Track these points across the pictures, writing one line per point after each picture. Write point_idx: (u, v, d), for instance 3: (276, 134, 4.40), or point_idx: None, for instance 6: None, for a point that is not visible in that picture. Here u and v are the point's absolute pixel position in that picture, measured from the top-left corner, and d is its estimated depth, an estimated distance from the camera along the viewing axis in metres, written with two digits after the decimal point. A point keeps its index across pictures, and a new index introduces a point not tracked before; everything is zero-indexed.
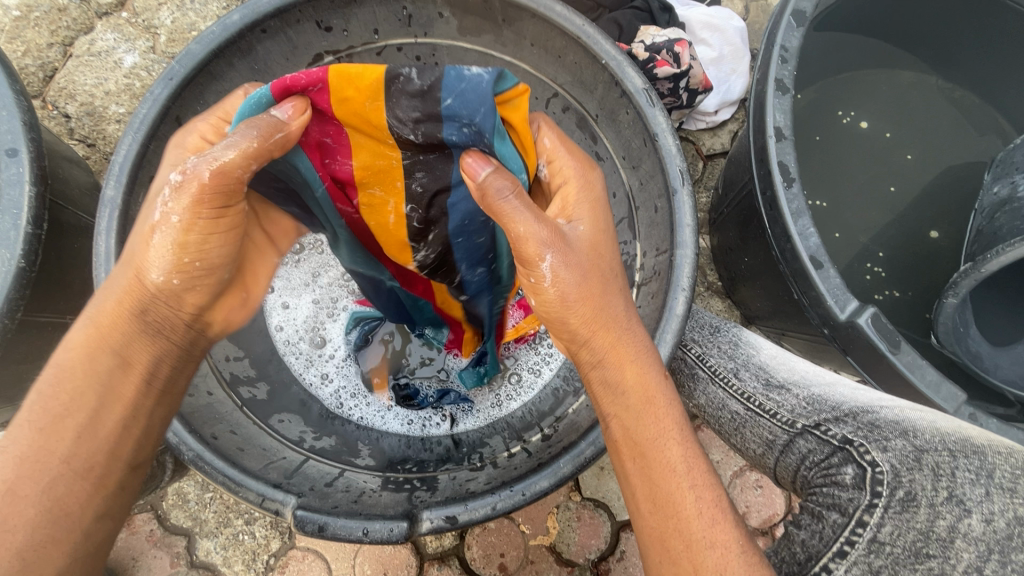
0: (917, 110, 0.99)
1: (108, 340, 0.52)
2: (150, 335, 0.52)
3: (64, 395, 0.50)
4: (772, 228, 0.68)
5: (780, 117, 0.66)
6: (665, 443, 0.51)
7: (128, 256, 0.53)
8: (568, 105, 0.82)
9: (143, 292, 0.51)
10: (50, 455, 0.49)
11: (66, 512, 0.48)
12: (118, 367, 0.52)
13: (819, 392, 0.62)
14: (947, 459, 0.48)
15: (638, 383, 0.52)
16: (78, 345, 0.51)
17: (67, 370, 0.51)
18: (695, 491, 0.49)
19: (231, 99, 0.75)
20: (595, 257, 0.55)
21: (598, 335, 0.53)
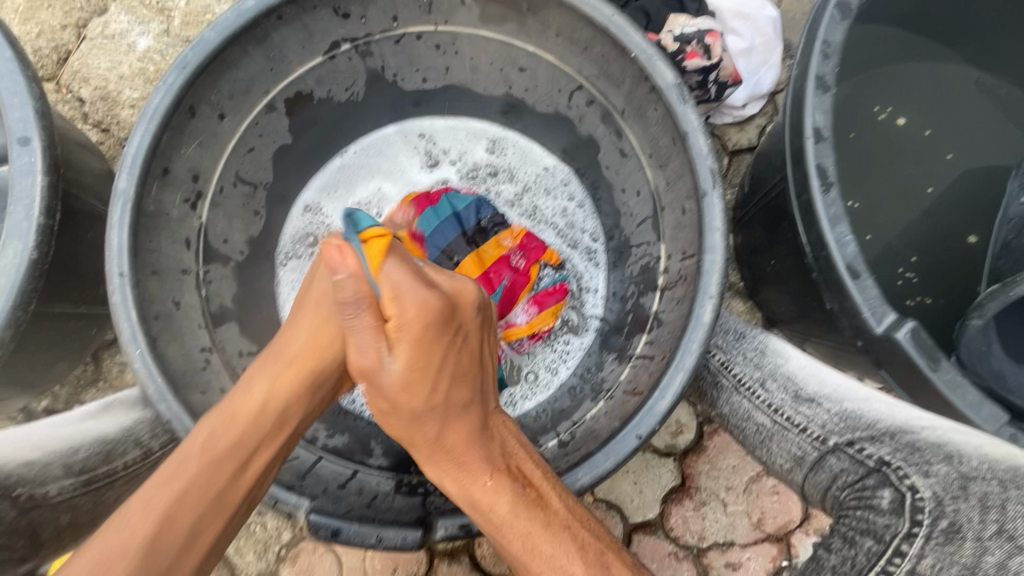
0: (958, 106, 0.94)
1: (280, 398, 0.56)
2: (313, 399, 0.59)
3: (230, 438, 0.54)
4: (806, 234, 0.65)
5: (819, 117, 0.63)
6: (502, 521, 0.54)
7: (304, 321, 0.58)
8: (593, 99, 0.78)
9: (326, 359, 0.57)
10: (205, 492, 0.52)
11: (200, 538, 0.51)
12: (274, 428, 0.56)
13: (853, 408, 0.60)
14: (997, 491, 0.46)
15: (466, 451, 0.57)
16: (255, 399, 0.55)
17: (235, 418, 0.55)
18: (540, 563, 0.52)
19: (245, 88, 0.73)
20: (416, 368, 0.55)
21: (399, 433, 0.59)
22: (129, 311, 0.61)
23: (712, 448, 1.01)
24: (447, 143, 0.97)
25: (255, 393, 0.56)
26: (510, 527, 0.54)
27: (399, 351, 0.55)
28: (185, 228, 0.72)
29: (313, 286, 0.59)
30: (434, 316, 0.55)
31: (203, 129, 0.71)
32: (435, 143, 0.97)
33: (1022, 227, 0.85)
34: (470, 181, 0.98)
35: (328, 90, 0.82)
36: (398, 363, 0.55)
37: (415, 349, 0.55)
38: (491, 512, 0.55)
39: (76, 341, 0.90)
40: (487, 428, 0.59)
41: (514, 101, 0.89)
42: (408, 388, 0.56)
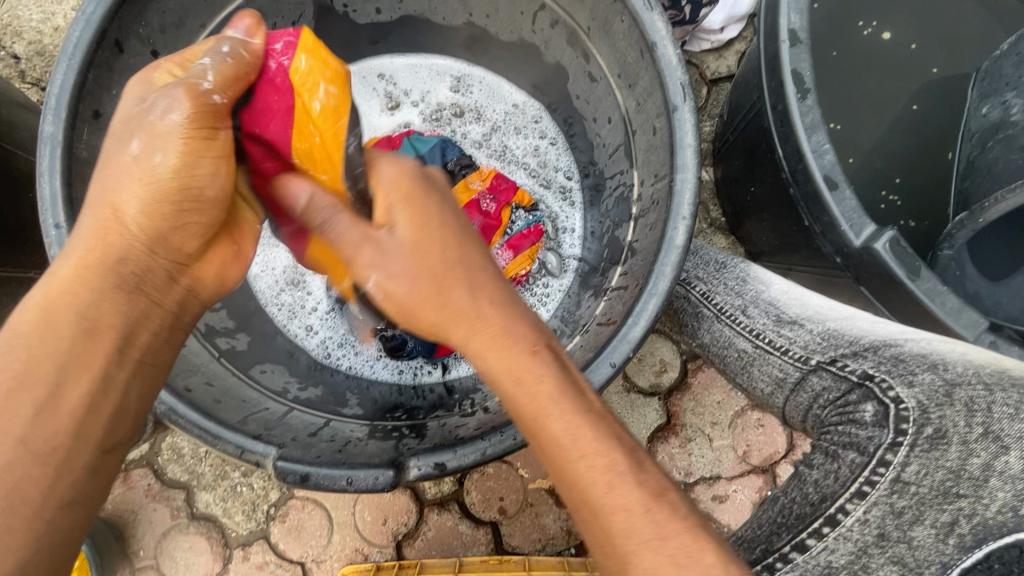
0: (946, 16, 0.88)
1: (69, 296, 0.45)
2: (131, 299, 0.47)
3: (20, 363, 0.43)
4: (782, 147, 0.62)
5: (795, 18, 0.58)
6: (549, 411, 0.44)
7: (91, 198, 0.47)
8: (558, 19, 0.73)
9: (123, 229, 0.46)
10: (1, 434, 0.41)
11: (26, 499, 0.41)
12: (84, 335, 0.45)
13: (835, 326, 0.58)
14: (982, 394, 0.43)
15: (503, 355, 0.46)
16: (35, 303, 0.45)
17: (25, 339, 0.44)
18: (584, 460, 0.43)
19: (178, 22, 0.67)
20: (420, 220, 0.48)
21: (438, 307, 0.48)
22: None
23: (696, 385, 1.01)
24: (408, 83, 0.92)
25: (35, 294, 0.46)
26: (545, 407, 0.44)
27: (389, 193, 0.49)
28: None
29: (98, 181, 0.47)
30: (413, 178, 0.51)
31: (136, 68, 0.66)
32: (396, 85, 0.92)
33: (986, 143, 0.79)
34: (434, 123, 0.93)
35: (273, 23, 0.76)
36: (390, 202, 0.49)
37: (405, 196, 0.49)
38: (533, 393, 0.45)
39: None
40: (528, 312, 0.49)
41: (476, 30, 0.84)
42: (419, 248, 0.48)
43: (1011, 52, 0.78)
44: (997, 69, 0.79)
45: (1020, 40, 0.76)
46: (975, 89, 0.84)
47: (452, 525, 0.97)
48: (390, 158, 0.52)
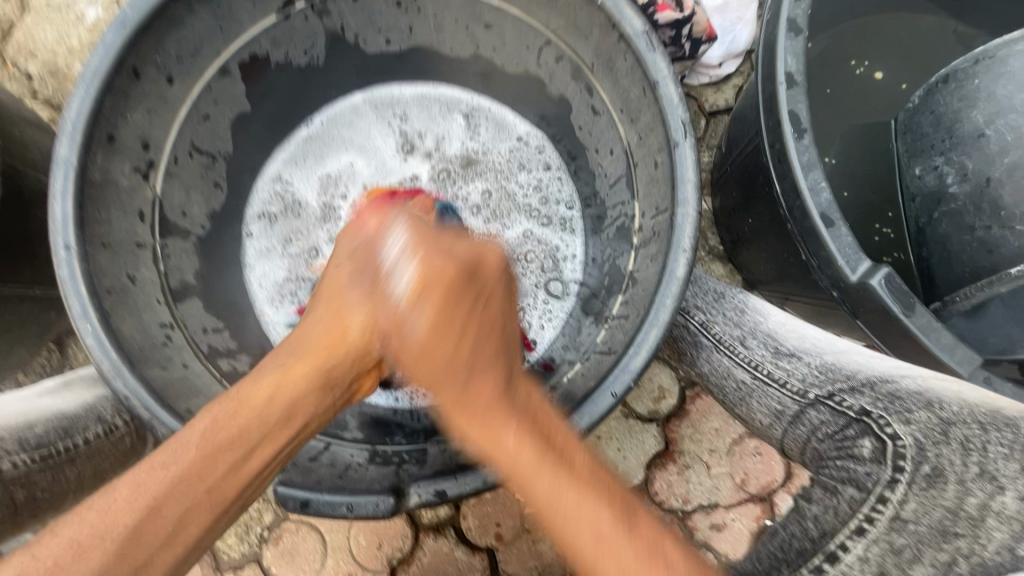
0: (936, 56, 0.91)
1: (289, 388, 0.50)
2: (329, 395, 0.52)
3: (234, 428, 0.46)
4: (780, 184, 0.64)
5: (791, 62, 0.61)
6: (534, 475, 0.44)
7: (322, 313, 0.57)
8: (562, 55, 0.75)
9: (341, 348, 0.54)
10: (202, 480, 0.43)
11: (182, 537, 0.42)
12: (287, 416, 0.49)
13: (833, 361, 0.58)
14: (977, 433, 0.45)
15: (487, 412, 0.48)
16: (266, 387, 0.49)
17: (244, 404, 0.48)
18: (573, 524, 0.41)
19: (194, 50, 0.69)
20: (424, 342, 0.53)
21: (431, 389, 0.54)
22: (77, 285, 0.59)
23: (695, 412, 1.01)
24: (423, 119, 0.94)
25: (263, 384, 0.49)
26: (543, 488, 0.43)
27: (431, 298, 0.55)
28: (137, 199, 0.69)
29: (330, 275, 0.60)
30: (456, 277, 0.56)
31: (151, 94, 0.67)
32: (411, 122, 0.94)
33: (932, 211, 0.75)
34: (442, 168, 0.94)
35: (286, 52, 0.78)
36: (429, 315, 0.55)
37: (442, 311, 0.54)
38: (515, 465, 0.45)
39: (35, 326, 0.86)
40: (516, 386, 0.51)
41: (483, 63, 0.86)
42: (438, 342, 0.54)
43: (922, 106, 0.77)
44: (915, 124, 0.78)
45: (929, 96, 0.76)
46: (900, 143, 0.82)
47: (448, 551, 0.96)
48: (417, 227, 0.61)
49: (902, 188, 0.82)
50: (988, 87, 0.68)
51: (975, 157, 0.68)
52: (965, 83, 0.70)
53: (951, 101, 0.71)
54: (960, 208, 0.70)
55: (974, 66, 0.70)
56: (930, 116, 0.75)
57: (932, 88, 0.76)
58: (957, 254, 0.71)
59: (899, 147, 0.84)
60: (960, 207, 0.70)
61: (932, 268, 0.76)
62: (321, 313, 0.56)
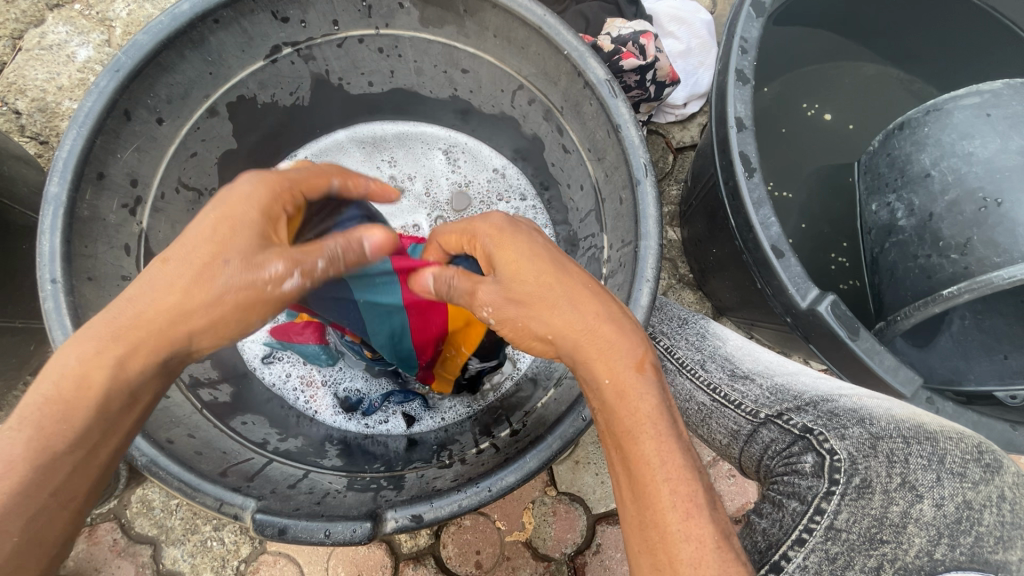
0: (880, 99, 1.00)
1: (124, 375, 0.48)
2: (164, 378, 0.51)
3: (60, 426, 0.45)
4: (735, 218, 0.69)
5: (740, 108, 0.67)
6: (643, 432, 0.47)
7: (162, 286, 0.49)
8: (534, 98, 0.81)
9: (180, 334, 0.49)
10: (38, 489, 0.45)
11: (43, 540, 0.46)
12: (127, 404, 0.48)
13: (782, 382, 0.62)
14: (901, 446, 0.47)
15: (611, 366, 0.50)
16: (95, 381, 0.46)
17: (69, 403, 0.46)
18: (670, 483, 0.45)
19: (184, 93, 0.73)
20: (518, 279, 0.53)
21: (539, 324, 0.53)
22: (61, 318, 0.60)
23: None
24: (408, 163, 0.99)
25: (95, 366, 0.47)
26: (643, 431, 0.47)
27: (492, 249, 0.55)
28: (124, 233, 0.71)
29: (224, 219, 0.49)
30: (504, 224, 0.56)
31: (140, 134, 0.70)
32: (399, 167, 0.99)
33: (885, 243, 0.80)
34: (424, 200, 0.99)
35: (273, 94, 0.83)
36: (505, 260, 0.54)
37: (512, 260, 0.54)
38: (638, 410, 0.48)
39: (14, 358, 0.87)
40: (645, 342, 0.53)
41: (461, 103, 0.91)
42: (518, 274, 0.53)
43: (881, 150, 0.83)
44: (874, 166, 0.84)
45: (887, 141, 0.82)
46: (863, 182, 0.88)
47: None
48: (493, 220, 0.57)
49: (862, 227, 0.87)
50: (937, 134, 0.73)
51: (922, 194, 0.74)
52: (918, 130, 0.75)
53: (907, 146, 0.77)
54: (907, 239, 0.75)
55: (925, 116, 0.75)
56: (888, 158, 0.81)
57: (890, 135, 0.81)
58: (903, 282, 0.76)
59: (860, 185, 0.89)
60: (906, 238, 0.75)
61: (883, 294, 0.81)
62: (163, 285, 0.49)
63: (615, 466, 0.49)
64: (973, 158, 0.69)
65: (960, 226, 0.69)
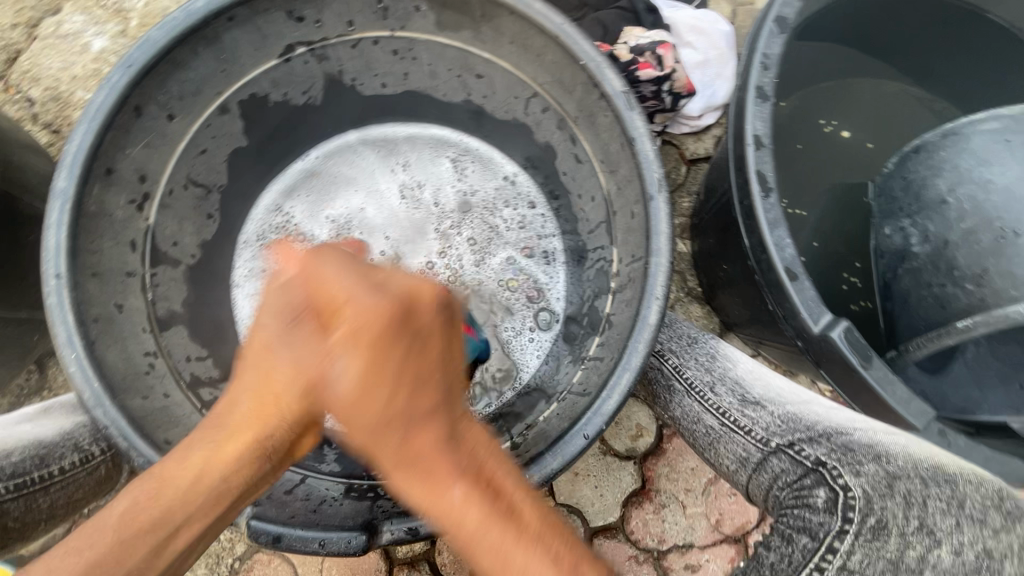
0: (900, 118, 0.98)
1: (224, 459, 0.50)
2: (262, 462, 0.52)
3: (159, 507, 0.47)
4: (748, 238, 0.67)
5: (759, 125, 0.65)
6: (481, 539, 0.44)
7: (249, 383, 0.54)
8: (548, 106, 0.80)
9: (273, 414, 0.52)
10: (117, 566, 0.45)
11: None
12: (219, 495, 0.49)
13: (795, 412, 0.61)
14: (919, 488, 0.46)
15: (424, 480, 0.46)
16: (190, 468, 0.49)
17: (164, 484, 0.49)
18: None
19: (196, 89, 0.72)
20: (381, 402, 0.49)
21: (364, 432, 0.50)
22: (64, 314, 0.60)
23: (671, 451, 1.03)
24: (417, 164, 0.98)
25: (190, 462, 0.50)
26: (484, 538, 0.44)
27: (349, 368, 0.50)
28: (131, 229, 0.71)
29: (256, 331, 0.55)
30: (383, 320, 0.50)
31: (151, 130, 0.70)
32: (411, 172, 0.98)
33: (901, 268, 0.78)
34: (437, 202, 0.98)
35: (285, 93, 0.82)
36: (353, 382, 0.50)
37: (371, 360, 0.49)
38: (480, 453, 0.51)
39: (18, 347, 0.87)
40: (459, 439, 0.49)
41: (474, 108, 0.90)
42: (364, 395, 0.49)
43: (897, 172, 0.80)
44: (889, 189, 0.81)
45: (902, 162, 0.80)
46: (877, 207, 0.84)
47: None
48: (332, 267, 0.53)
49: (876, 250, 0.85)
50: (954, 159, 0.71)
51: (938, 220, 0.72)
52: (934, 153, 0.75)
53: (923, 168, 0.75)
54: (921, 265, 0.73)
55: (942, 140, 0.74)
56: (902, 181, 0.78)
57: (905, 157, 0.80)
58: (917, 309, 0.74)
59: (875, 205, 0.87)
60: (920, 264, 0.73)
61: (896, 320, 0.79)
62: (252, 391, 0.53)
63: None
64: (991, 186, 0.67)
65: (977, 255, 0.67)
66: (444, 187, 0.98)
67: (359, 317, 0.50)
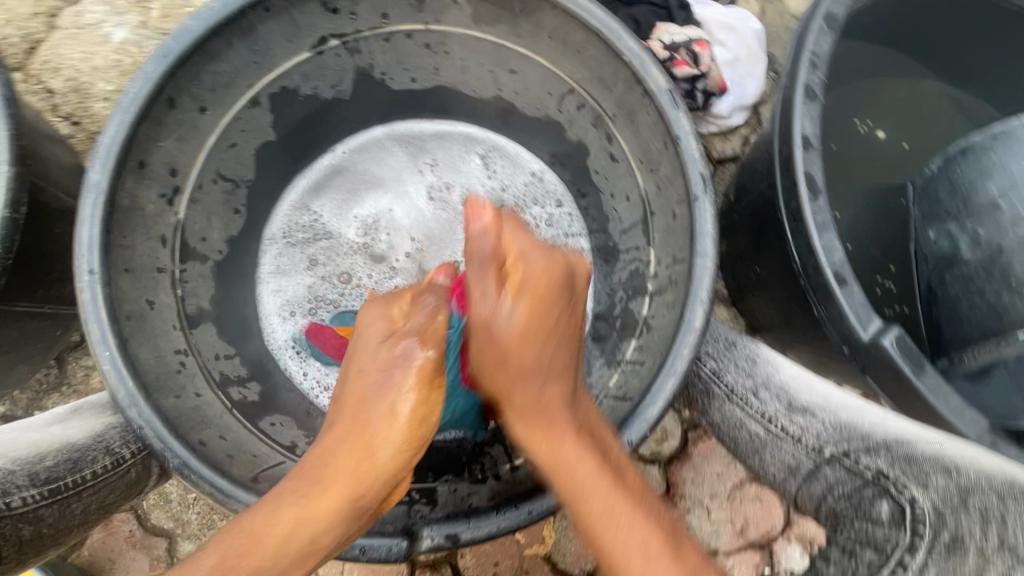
0: (934, 121, 0.97)
1: (314, 519, 0.50)
2: (353, 523, 0.52)
3: (249, 565, 0.47)
4: (794, 241, 0.65)
5: (808, 125, 0.64)
6: (595, 506, 0.51)
7: (342, 433, 0.55)
8: (584, 103, 0.78)
9: (370, 473, 0.53)
10: None
11: None
12: (307, 553, 0.49)
13: (847, 419, 0.58)
14: (993, 503, 0.47)
15: (546, 434, 0.55)
16: (285, 521, 0.49)
17: (255, 540, 0.48)
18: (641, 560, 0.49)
19: (228, 82, 0.71)
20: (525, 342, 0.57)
21: (497, 384, 0.59)
22: (98, 310, 0.58)
23: (696, 455, 1.01)
24: (444, 161, 0.96)
25: (283, 518, 0.49)
26: (596, 501, 0.51)
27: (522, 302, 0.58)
28: (161, 224, 0.70)
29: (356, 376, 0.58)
30: (558, 281, 0.58)
31: (183, 123, 0.68)
32: (438, 171, 0.96)
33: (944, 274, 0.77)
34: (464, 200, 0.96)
35: (314, 86, 0.80)
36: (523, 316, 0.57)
37: (535, 315, 0.57)
38: (573, 473, 0.52)
39: (40, 343, 0.85)
40: (578, 402, 0.58)
41: (504, 104, 0.88)
42: (524, 333, 0.57)
43: (940, 174, 0.79)
44: (932, 191, 0.79)
45: (945, 166, 0.78)
46: (917, 207, 0.84)
47: None
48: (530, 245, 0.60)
49: (916, 255, 0.83)
50: (1004, 162, 0.70)
51: (986, 225, 0.70)
52: (982, 156, 0.73)
53: (969, 171, 0.74)
54: (971, 273, 0.72)
55: (992, 142, 0.72)
56: (948, 184, 0.77)
57: (949, 160, 0.78)
58: (967, 317, 0.73)
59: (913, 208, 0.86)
60: (971, 272, 0.72)
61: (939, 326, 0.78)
62: (343, 441, 0.54)
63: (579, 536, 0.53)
64: None
65: None
66: (471, 184, 0.96)
67: (532, 276, 0.58)
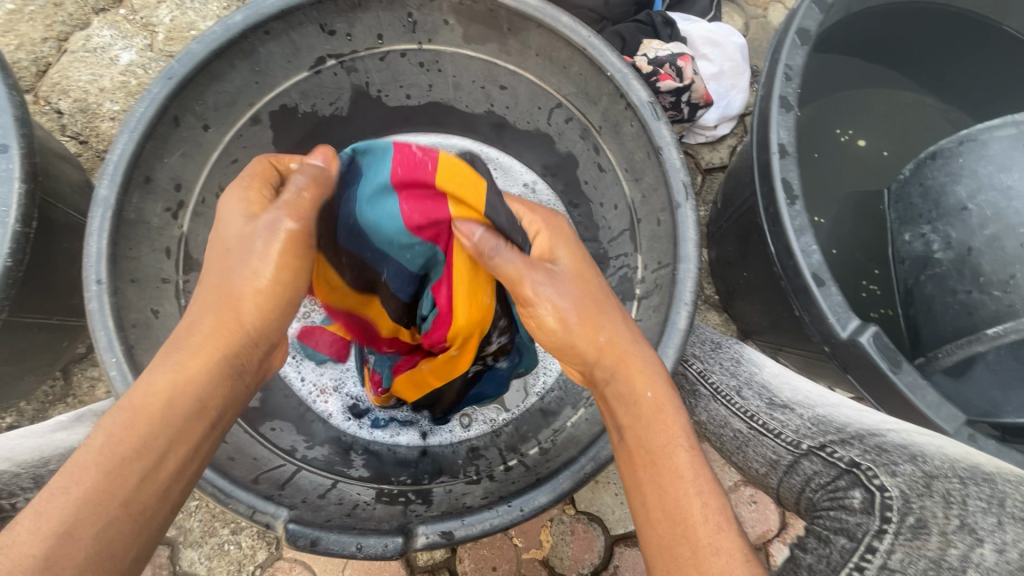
0: (915, 128, 1.00)
1: (190, 382, 0.51)
2: (232, 372, 0.54)
3: (135, 435, 0.46)
4: (774, 244, 0.68)
5: (783, 134, 0.67)
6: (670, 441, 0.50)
7: (204, 301, 0.55)
8: (572, 116, 0.81)
9: (237, 332, 0.55)
10: (108, 497, 0.44)
11: (120, 556, 0.44)
12: (197, 409, 0.50)
13: (824, 414, 0.62)
14: (957, 487, 0.46)
15: (633, 365, 0.54)
16: (159, 390, 0.49)
17: (137, 413, 0.47)
18: (700, 497, 0.47)
19: (230, 101, 0.74)
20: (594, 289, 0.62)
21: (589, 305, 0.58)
22: (105, 318, 0.61)
23: None
24: None
25: (157, 380, 0.49)
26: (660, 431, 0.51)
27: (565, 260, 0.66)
28: (165, 236, 0.72)
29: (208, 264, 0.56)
30: None
31: (187, 140, 0.72)
32: None
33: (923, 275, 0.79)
34: None
35: (313, 104, 0.84)
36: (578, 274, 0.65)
37: None
38: (662, 403, 0.52)
39: (47, 354, 0.88)
40: None
41: (496, 118, 0.91)
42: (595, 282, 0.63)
43: (915, 179, 0.81)
44: (907, 195, 0.82)
45: (918, 169, 0.81)
46: (893, 211, 0.87)
47: None
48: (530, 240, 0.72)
49: (896, 257, 0.86)
50: (971, 166, 0.72)
51: (959, 227, 0.73)
52: (951, 160, 0.75)
53: (941, 176, 0.76)
54: (944, 272, 0.74)
55: (959, 147, 0.75)
56: (920, 188, 0.80)
57: (921, 163, 0.80)
58: (941, 315, 0.75)
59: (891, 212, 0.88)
60: (943, 271, 0.74)
61: (920, 326, 0.80)
62: (202, 314, 0.54)
63: (634, 475, 0.50)
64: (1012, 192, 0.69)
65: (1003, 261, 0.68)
66: None
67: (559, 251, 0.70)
